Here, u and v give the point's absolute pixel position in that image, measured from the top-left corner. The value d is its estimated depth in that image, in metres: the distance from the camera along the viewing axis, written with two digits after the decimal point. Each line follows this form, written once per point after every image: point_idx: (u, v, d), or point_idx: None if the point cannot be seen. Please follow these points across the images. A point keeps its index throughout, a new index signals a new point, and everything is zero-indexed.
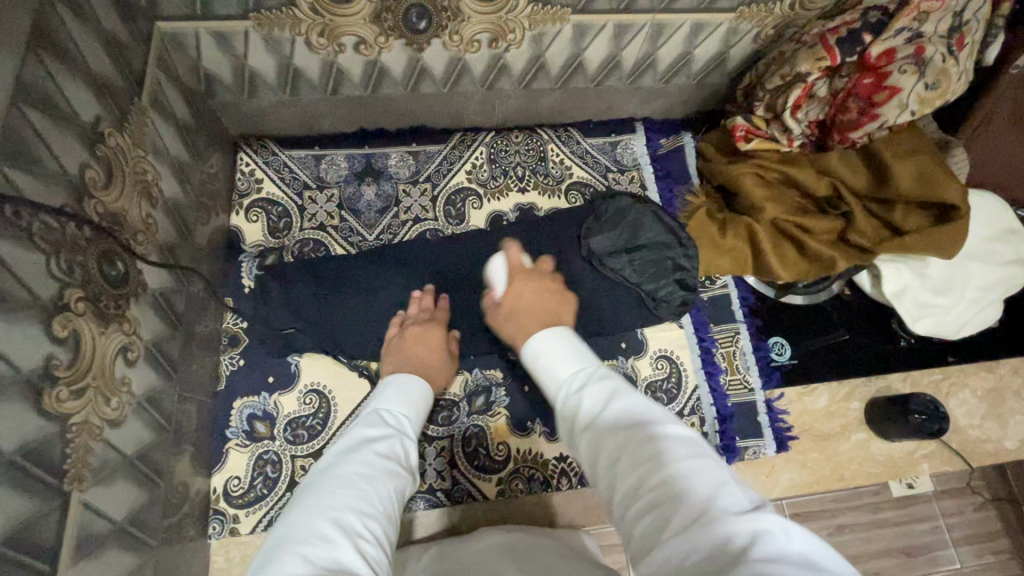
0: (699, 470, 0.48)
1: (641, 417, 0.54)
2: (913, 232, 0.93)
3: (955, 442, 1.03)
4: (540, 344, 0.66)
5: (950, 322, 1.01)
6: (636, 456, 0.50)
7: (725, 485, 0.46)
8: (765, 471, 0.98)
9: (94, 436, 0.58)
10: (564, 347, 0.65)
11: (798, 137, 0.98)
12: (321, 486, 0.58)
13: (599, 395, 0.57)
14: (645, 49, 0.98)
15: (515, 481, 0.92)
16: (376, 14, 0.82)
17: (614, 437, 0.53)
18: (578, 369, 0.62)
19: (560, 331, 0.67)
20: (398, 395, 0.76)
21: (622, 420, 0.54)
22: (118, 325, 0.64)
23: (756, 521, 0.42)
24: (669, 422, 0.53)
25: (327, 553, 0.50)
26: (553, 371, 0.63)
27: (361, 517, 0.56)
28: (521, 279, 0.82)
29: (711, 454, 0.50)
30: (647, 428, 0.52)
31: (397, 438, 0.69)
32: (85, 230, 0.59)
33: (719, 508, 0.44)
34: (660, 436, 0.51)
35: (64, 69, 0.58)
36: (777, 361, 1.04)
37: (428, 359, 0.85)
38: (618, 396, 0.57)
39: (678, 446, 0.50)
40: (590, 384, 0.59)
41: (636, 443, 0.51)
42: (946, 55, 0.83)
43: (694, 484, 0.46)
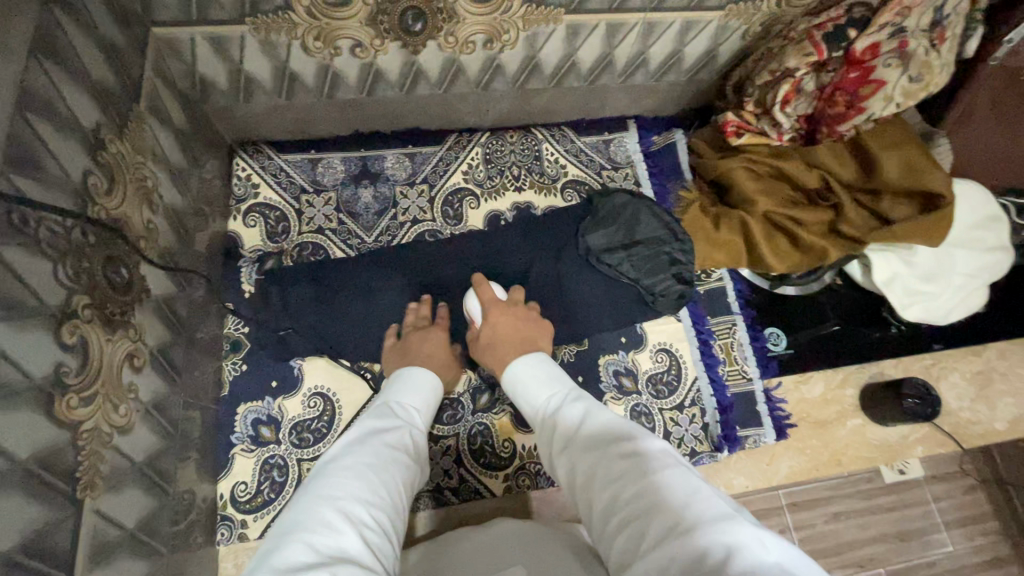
0: (672, 481, 0.49)
1: (616, 434, 0.56)
2: (901, 221, 0.95)
3: (947, 424, 1.06)
4: (518, 371, 0.70)
5: (938, 308, 1.04)
6: (609, 472, 0.52)
7: (698, 495, 0.47)
8: (765, 459, 1.00)
9: (105, 443, 0.58)
10: (544, 375, 0.69)
11: (787, 131, 1.01)
12: (329, 475, 0.60)
13: (575, 418, 0.61)
14: (636, 48, 0.99)
15: (522, 477, 0.93)
16: (372, 16, 0.82)
17: (592, 456, 0.55)
18: (556, 395, 0.66)
19: (542, 363, 0.71)
20: (408, 387, 0.78)
21: (595, 439, 0.57)
22: (123, 332, 0.64)
23: (726, 528, 0.43)
24: (643, 437, 0.55)
25: (334, 542, 0.52)
26: (533, 399, 0.67)
27: (368, 506, 0.57)
28: (494, 314, 0.82)
29: (685, 466, 0.51)
30: (624, 444, 0.54)
31: (406, 432, 0.71)
32: (89, 237, 0.59)
33: (689, 516, 0.45)
34: (632, 451, 0.53)
35: (64, 75, 0.58)
36: (774, 351, 1.07)
37: (433, 357, 0.86)
38: (591, 418, 0.60)
39: (651, 460, 0.52)
40: (567, 408, 0.63)
41: (609, 459, 0.54)
42: (928, 48, 0.87)
43: (667, 494, 0.48)
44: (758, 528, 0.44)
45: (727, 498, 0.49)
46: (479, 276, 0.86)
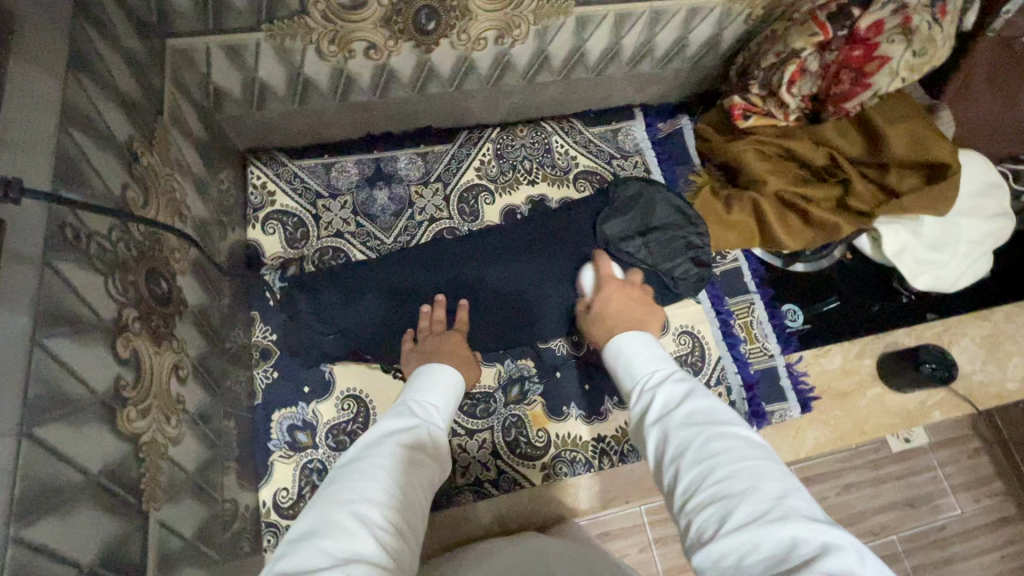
0: (768, 474, 0.48)
1: (714, 417, 0.55)
2: (908, 194, 0.98)
3: (961, 388, 1.09)
4: (625, 344, 0.71)
5: (946, 276, 1.07)
6: (702, 451, 0.51)
7: (794, 490, 0.47)
8: (792, 432, 1.03)
9: (161, 455, 0.58)
10: (648, 351, 0.69)
11: (794, 111, 1.03)
12: (345, 475, 0.57)
13: (674, 394, 0.60)
14: (643, 37, 1.01)
15: (559, 465, 0.94)
16: (387, 17, 0.82)
17: (688, 431, 0.54)
18: (656, 372, 0.65)
19: (648, 339, 0.71)
20: (429, 385, 0.75)
21: (692, 416, 0.56)
22: (169, 343, 0.64)
23: (823, 528, 0.43)
24: (740, 425, 0.54)
25: (346, 546, 0.48)
26: (633, 370, 0.67)
27: (380, 508, 0.53)
28: (610, 289, 0.89)
29: (778, 461, 0.51)
30: (722, 427, 0.53)
31: (423, 427, 0.67)
32: (131, 250, 0.59)
33: (786, 509, 0.44)
34: (728, 435, 0.52)
35: (98, 90, 0.58)
36: (793, 327, 1.09)
37: (453, 354, 0.85)
38: (691, 396, 0.59)
39: (747, 447, 0.51)
40: (665, 384, 0.62)
41: (704, 437, 0.52)
42: (932, 22, 0.88)
43: (762, 483, 0.47)
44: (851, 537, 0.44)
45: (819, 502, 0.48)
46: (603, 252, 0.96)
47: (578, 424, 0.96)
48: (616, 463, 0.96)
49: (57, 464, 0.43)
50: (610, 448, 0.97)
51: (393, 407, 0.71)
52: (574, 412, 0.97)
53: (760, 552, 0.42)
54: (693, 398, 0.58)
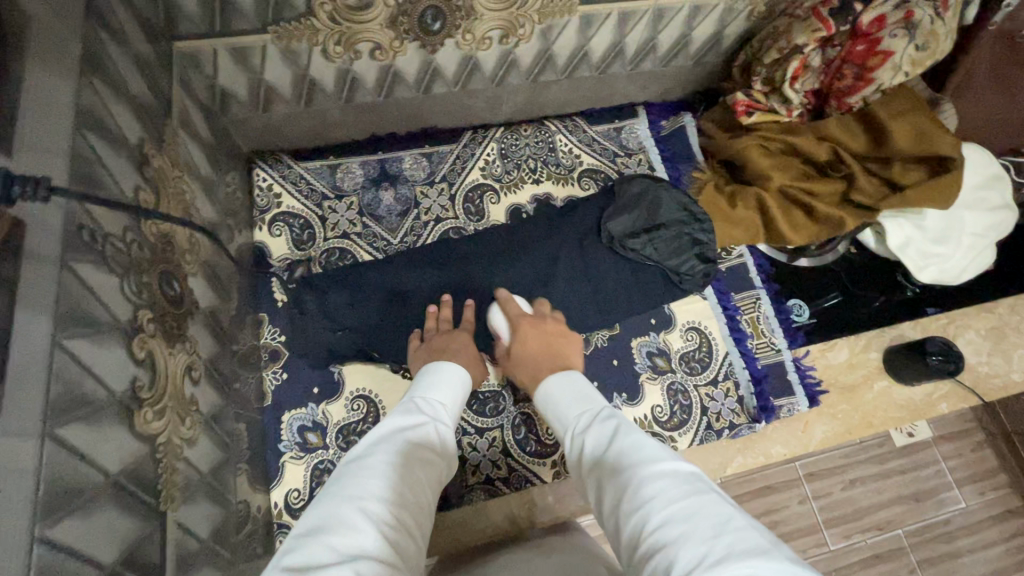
0: (701, 507, 0.46)
1: (642, 455, 0.54)
2: (912, 186, 0.99)
3: (968, 379, 1.09)
4: (552, 392, 0.71)
5: (951, 269, 1.08)
6: (633, 499, 0.50)
7: (730, 522, 0.44)
8: (800, 426, 1.03)
9: (177, 455, 0.58)
10: (575, 399, 0.68)
11: (797, 106, 1.03)
12: (350, 472, 0.56)
13: (603, 437, 0.60)
14: (647, 34, 1.01)
15: (570, 462, 0.94)
16: (393, 18, 0.83)
17: (619, 480, 0.53)
18: (585, 417, 0.64)
19: (573, 378, 0.72)
20: (438, 383, 0.75)
21: (620, 459, 0.55)
22: (182, 345, 0.64)
23: (761, 562, 0.40)
24: (668, 458, 0.53)
25: (351, 542, 0.48)
26: (563, 419, 0.67)
27: (385, 505, 0.53)
28: (524, 327, 0.83)
29: (712, 490, 0.48)
30: (648, 466, 0.52)
31: (430, 425, 0.67)
32: (145, 252, 0.59)
33: (718, 547, 0.42)
34: (656, 473, 0.51)
35: (110, 93, 0.58)
36: (799, 321, 1.10)
37: (461, 351, 0.85)
38: (618, 436, 0.58)
39: (676, 483, 0.49)
40: (593, 428, 0.62)
41: (634, 482, 0.51)
42: (934, 16, 0.89)
43: (696, 519, 0.45)
44: (796, 567, 0.40)
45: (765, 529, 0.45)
46: (506, 291, 0.89)
47: None
48: None
49: (78, 464, 0.43)
50: None
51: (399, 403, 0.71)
52: None
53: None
54: (619, 441, 0.57)
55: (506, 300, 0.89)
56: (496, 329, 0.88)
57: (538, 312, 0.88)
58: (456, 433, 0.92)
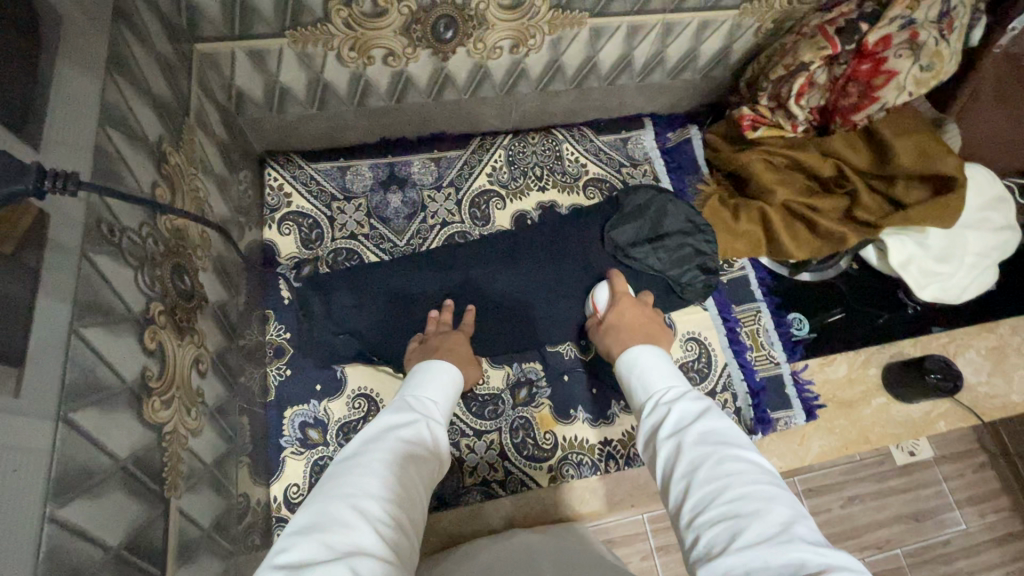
0: (776, 500, 0.50)
1: (725, 438, 0.57)
2: (915, 204, 1.00)
3: (967, 399, 1.09)
4: (642, 354, 0.74)
5: (952, 288, 1.08)
6: (714, 470, 0.54)
7: (795, 515, 0.49)
8: (797, 440, 1.03)
9: (182, 445, 0.60)
10: (661, 368, 0.72)
11: (801, 123, 1.05)
12: (345, 471, 0.58)
13: (689, 411, 0.62)
14: (655, 47, 1.03)
15: (566, 467, 0.95)
16: (406, 26, 0.85)
17: (701, 448, 0.57)
18: (671, 387, 0.68)
19: (659, 350, 0.75)
20: (429, 381, 0.76)
21: (704, 436, 0.58)
22: (190, 337, 0.66)
23: (829, 555, 0.44)
24: (749, 449, 0.57)
25: (347, 540, 0.50)
26: (649, 384, 0.70)
27: (380, 503, 0.55)
28: (626, 305, 0.88)
29: (780, 485, 0.53)
30: (733, 449, 0.56)
31: (423, 424, 0.68)
32: (160, 246, 0.61)
33: (791, 533, 0.46)
34: (741, 459, 0.55)
35: (134, 92, 0.60)
36: (799, 335, 1.10)
37: (451, 351, 0.85)
38: (706, 414, 0.61)
39: (754, 472, 0.53)
40: (682, 400, 0.64)
41: (717, 458, 0.55)
42: (939, 38, 0.89)
43: (770, 507, 0.49)
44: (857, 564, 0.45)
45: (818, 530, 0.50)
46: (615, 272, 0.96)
47: (585, 428, 0.97)
48: (623, 467, 0.96)
49: (90, 450, 0.45)
50: (616, 452, 0.97)
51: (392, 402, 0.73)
52: (581, 415, 0.97)
53: (768, 572, 0.44)
54: (705, 416, 0.61)
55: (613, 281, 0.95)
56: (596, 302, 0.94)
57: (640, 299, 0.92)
58: (454, 434, 0.93)
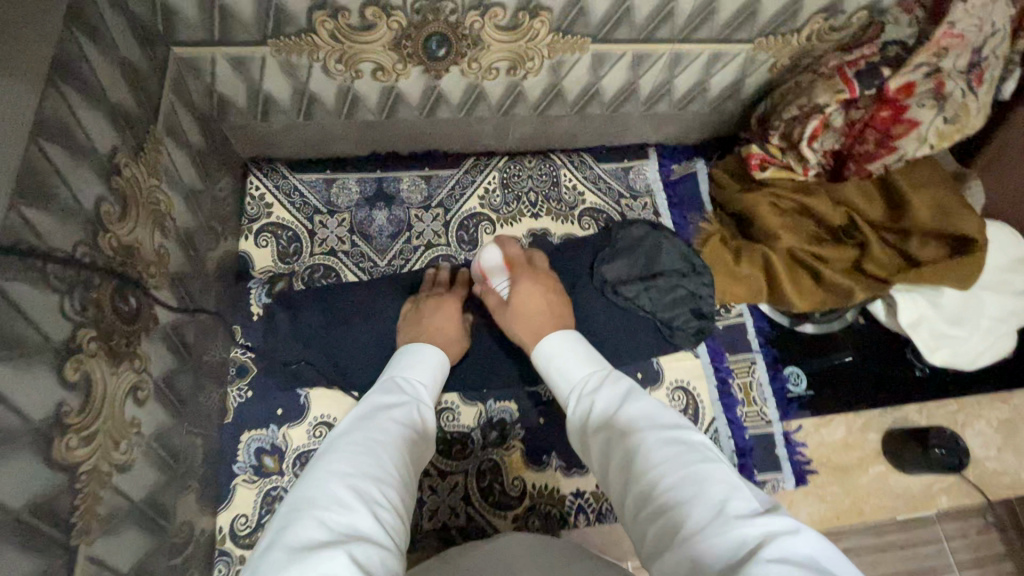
0: (714, 474, 0.51)
1: (652, 418, 0.58)
2: (929, 263, 0.93)
3: (972, 474, 1.02)
4: (556, 349, 0.73)
5: (965, 352, 1.00)
6: (647, 458, 0.54)
7: (735, 487, 0.49)
8: (785, 505, 0.97)
9: (103, 483, 0.55)
10: (578, 358, 0.71)
11: (813, 166, 0.98)
12: (338, 453, 0.58)
13: (613, 400, 0.63)
14: (662, 77, 0.97)
15: (532, 519, 0.88)
16: (396, 41, 0.81)
17: (631, 438, 0.57)
18: (593, 376, 0.68)
19: (574, 338, 0.74)
20: (417, 364, 0.76)
21: (631, 423, 0.59)
22: (129, 363, 0.61)
23: (765, 523, 0.45)
24: (680, 427, 0.57)
25: (344, 519, 0.51)
26: (570, 376, 0.70)
27: (377, 486, 0.55)
28: (524, 275, 0.87)
29: (718, 457, 0.53)
30: (660, 430, 0.56)
31: (413, 406, 0.69)
32: (99, 266, 0.57)
33: (727, 509, 0.47)
34: (670, 439, 0.55)
35: (82, 101, 0.56)
36: (795, 392, 1.03)
37: (439, 331, 0.83)
38: (628, 401, 0.61)
39: (687, 448, 0.54)
40: (603, 389, 0.65)
41: (650, 443, 0.55)
42: (966, 90, 0.84)
43: (705, 482, 0.50)
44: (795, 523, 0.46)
45: (761, 494, 0.50)
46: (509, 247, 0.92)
47: (557, 476, 0.91)
48: (594, 522, 0.90)
49: None
50: (588, 505, 0.90)
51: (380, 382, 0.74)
52: (555, 462, 0.91)
53: (715, 552, 0.44)
54: (630, 400, 0.61)
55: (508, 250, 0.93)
56: (491, 273, 0.91)
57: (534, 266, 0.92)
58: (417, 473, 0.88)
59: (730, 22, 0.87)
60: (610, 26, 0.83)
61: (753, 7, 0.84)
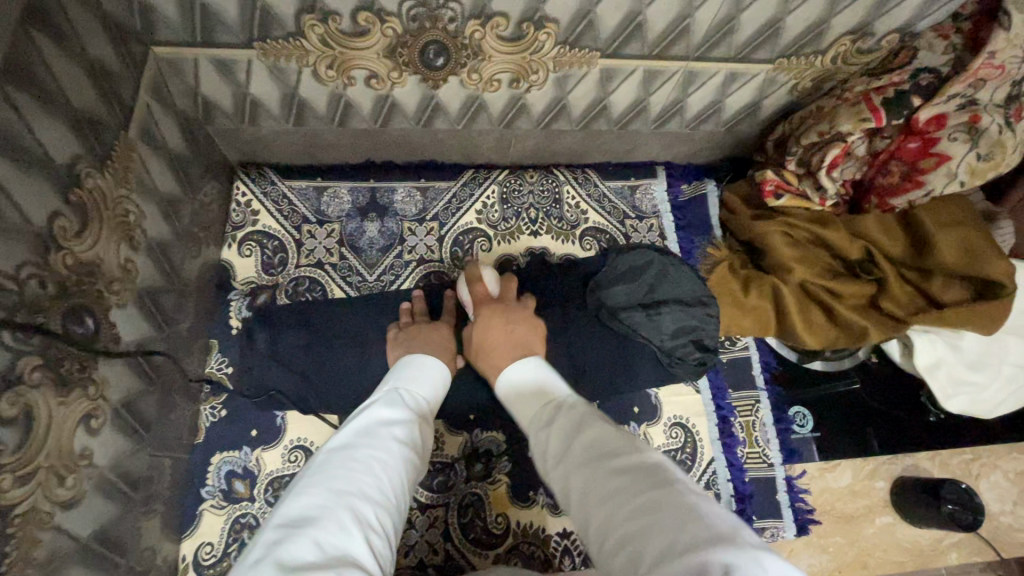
0: (676, 497, 0.45)
1: (608, 443, 0.53)
2: (952, 305, 0.86)
3: (985, 530, 0.96)
4: (512, 375, 0.67)
5: (986, 400, 0.94)
6: (603, 489, 0.49)
7: (696, 511, 0.44)
8: (783, 554, 0.91)
9: (43, 524, 0.51)
10: (534, 381, 0.66)
11: (831, 196, 0.93)
12: (335, 464, 0.53)
13: (568, 426, 0.57)
14: (674, 95, 0.91)
15: (514, 560, 0.84)
16: (390, 49, 0.76)
17: (585, 469, 0.52)
18: (548, 400, 0.63)
19: (532, 360, 0.69)
20: (419, 377, 0.71)
21: (586, 451, 0.53)
22: (83, 390, 0.57)
23: (727, 550, 0.39)
24: (638, 449, 0.51)
25: (340, 543, 0.46)
26: (527, 402, 0.64)
27: (376, 507, 0.51)
28: (487, 308, 0.80)
29: (681, 479, 0.48)
30: (616, 457, 0.51)
31: (417, 423, 0.64)
32: (49, 288, 0.52)
33: (688, 536, 0.41)
34: (628, 466, 0.49)
35: (35, 108, 0.52)
36: (800, 433, 0.97)
37: (428, 341, 0.78)
38: (582, 426, 0.56)
39: (646, 474, 0.48)
40: (557, 414, 0.59)
41: (604, 473, 0.50)
42: (1003, 125, 0.79)
43: (663, 510, 0.44)
44: (760, 549, 0.40)
45: (729, 513, 0.45)
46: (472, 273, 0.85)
47: (544, 514, 0.86)
48: (580, 566, 0.85)
49: None
50: (574, 547, 0.86)
51: (380, 392, 0.68)
52: (541, 499, 0.86)
53: None
54: (585, 425, 0.56)
55: (476, 276, 0.85)
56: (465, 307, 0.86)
57: (506, 294, 0.83)
58: None
59: (750, 40, 0.81)
60: (620, 41, 0.78)
61: (776, 26, 0.78)
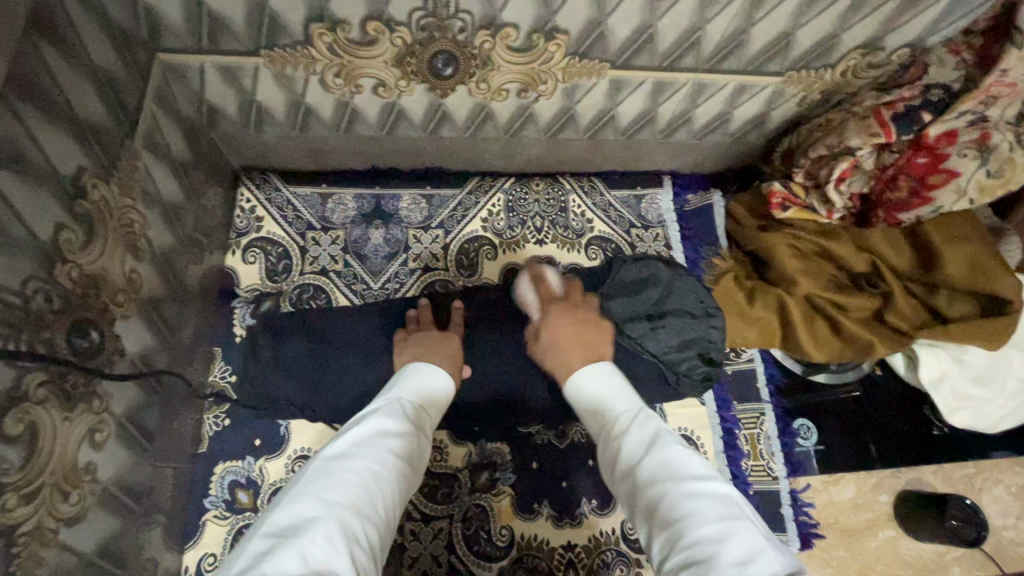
0: (743, 537, 0.45)
1: (677, 468, 0.52)
2: (957, 320, 0.86)
3: (987, 544, 0.96)
4: (582, 383, 0.65)
5: (988, 415, 0.93)
6: (669, 511, 0.49)
7: (760, 555, 0.44)
8: None
9: (46, 542, 0.50)
10: (606, 388, 0.64)
11: (839, 210, 0.92)
12: (327, 473, 0.53)
13: (638, 441, 0.56)
14: (682, 106, 0.90)
15: (518, 572, 0.83)
16: (400, 57, 0.75)
17: (652, 488, 0.52)
18: (618, 409, 0.61)
19: (604, 367, 0.66)
20: (422, 387, 0.70)
21: (654, 471, 0.53)
22: (87, 405, 0.57)
23: None
24: (707, 477, 0.51)
25: (326, 557, 0.45)
26: (596, 409, 0.63)
27: (366, 521, 0.50)
28: (553, 306, 0.78)
29: (748, 517, 0.48)
30: (684, 483, 0.50)
31: (416, 436, 0.62)
32: (54, 302, 0.52)
33: None
34: (697, 495, 0.49)
35: (39, 117, 0.51)
36: (804, 446, 0.97)
37: (436, 349, 0.78)
38: (654, 444, 0.55)
39: (712, 506, 0.48)
40: (629, 428, 0.58)
41: (672, 496, 0.50)
42: (1014, 143, 0.79)
43: (727, 546, 0.44)
44: None
45: (791, 560, 0.45)
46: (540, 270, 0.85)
47: (548, 527, 0.86)
48: None
49: None
50: (579, 560, 0.85)
51: (382, 399, 0.67)
52: (546, 511, 0.86)
53: None
54: (657, 443, 0.55)
55: (541, 277, 0.85)
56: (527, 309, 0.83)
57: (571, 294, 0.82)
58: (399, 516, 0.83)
59: (761, 53, 0.80)
60: (631, 51, 0.77)
61: (787, 39, 0.78)
